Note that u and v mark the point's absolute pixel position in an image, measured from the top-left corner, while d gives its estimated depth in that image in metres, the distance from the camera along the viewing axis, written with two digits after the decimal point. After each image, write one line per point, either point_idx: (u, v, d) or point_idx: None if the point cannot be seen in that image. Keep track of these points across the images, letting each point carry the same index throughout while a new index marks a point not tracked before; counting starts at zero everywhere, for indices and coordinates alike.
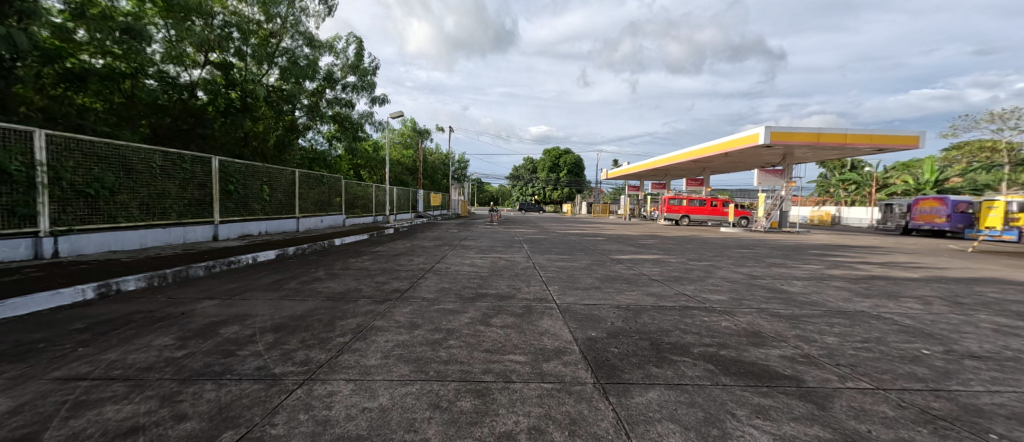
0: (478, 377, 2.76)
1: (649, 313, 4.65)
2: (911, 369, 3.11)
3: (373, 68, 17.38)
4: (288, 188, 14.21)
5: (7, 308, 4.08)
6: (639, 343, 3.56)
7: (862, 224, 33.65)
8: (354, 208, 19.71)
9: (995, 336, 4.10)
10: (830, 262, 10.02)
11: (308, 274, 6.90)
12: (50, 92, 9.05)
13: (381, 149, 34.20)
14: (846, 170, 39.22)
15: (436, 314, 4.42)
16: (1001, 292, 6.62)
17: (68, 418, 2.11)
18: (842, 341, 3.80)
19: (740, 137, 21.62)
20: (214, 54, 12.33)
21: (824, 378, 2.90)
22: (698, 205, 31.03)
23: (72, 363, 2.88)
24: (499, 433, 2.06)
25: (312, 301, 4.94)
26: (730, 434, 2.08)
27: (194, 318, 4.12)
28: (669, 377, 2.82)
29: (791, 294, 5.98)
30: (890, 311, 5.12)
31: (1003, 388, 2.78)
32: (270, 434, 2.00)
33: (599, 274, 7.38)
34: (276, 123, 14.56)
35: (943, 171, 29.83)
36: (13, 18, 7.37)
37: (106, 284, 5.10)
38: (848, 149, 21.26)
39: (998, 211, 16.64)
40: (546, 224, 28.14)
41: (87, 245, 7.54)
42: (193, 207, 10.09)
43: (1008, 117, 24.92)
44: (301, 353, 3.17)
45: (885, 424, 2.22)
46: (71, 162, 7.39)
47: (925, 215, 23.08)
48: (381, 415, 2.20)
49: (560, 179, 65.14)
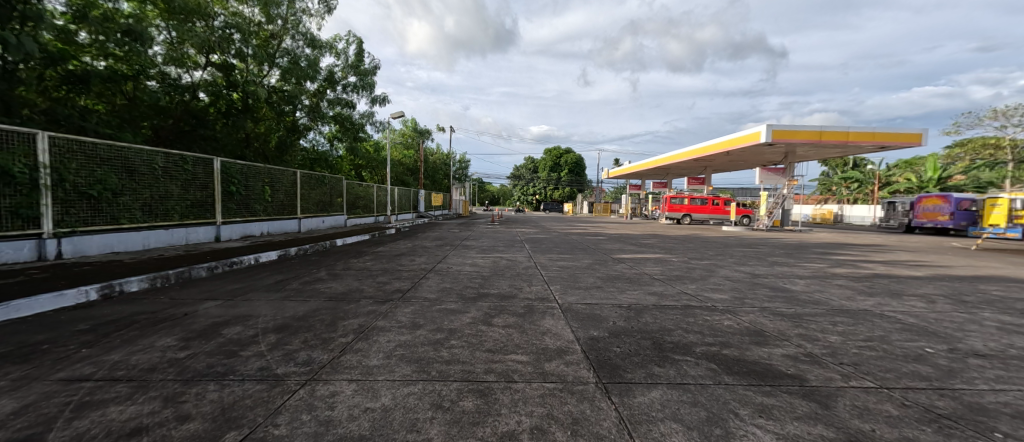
0: (480, 378, 2.76)
1: (651, 312, 4.65)
2: (914, 368, 3.10)
3: (373, 68, 17.40)
4: (290, 189, 14.22)
5: (11, 309, 4.11)
6: (641, 342, 3.56)
7: (864, 222, 33.51)
8: (355, 208, 19.75)
9: (999, 335, 4.08)
10: (831, 260, 9.98)
11: (311, 275, 6.92)
12: (53, 95, 9.15)
13: (382, 150, 34.29)
14: (849, 168, 39.08)
15: (438, 314, 4.42)
16: (1006, 290, 6.59)
17: (73, 419, 2.12)
18: (845, 339, 3.79)
19: (741, 135, 21.59)
20: (215, 56, 12.34)
21: (827, 377, 2.89)
22: (699, 204, 31.00)
23: (77, 364, 2.90)
24: (501, 433, 2.05)
25: (314, 302, 4.94)
26: (733, 433, 2.08)
27: (196, 319, 4.13)
28: (672, 377, 2.81)
29: (794, 293, 5.97)
30: (893, 309, 5.09)
31: (1008, 386, 2.77)
32: (273, 434, 2.00)
33: (600, 274, 7.37)
34: (277, 123, 14.58)
35: (946, 168, 29.70)
36: (16, 22, 7.40)
37: (110, 285, 5.12)
38: (850, 147, 21.19)
39: (1002, 209, 16.53)
40: (546, 223, 28.15)
41: (90, 246, 7.58)
42: (195, 208, 10.12)
43: (1012, 114, 24.78)
44: (303, 353, 3.17)
45: (889, 423, 2.21)
46: (74, 164, 7.43)
47: (929, 212, 22.95)
48: (383, 415, 2.21)
49: (561, 178, 65.11)
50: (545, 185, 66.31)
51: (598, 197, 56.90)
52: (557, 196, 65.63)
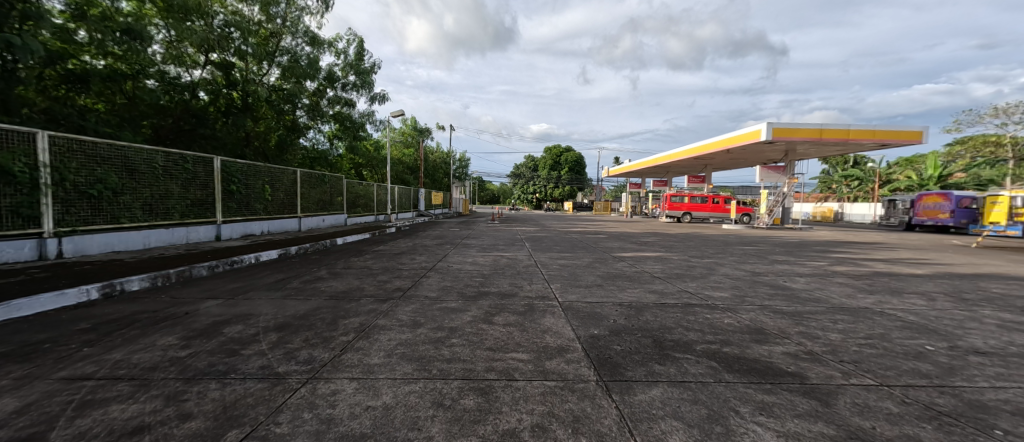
0: (481, 376, 2.76)
1: (651, 310, 4.66)
2: (915, 365, 3.10)
3: (372, 67, 17.38)
4: (290, 188, 14.21)
5: (12, 308, 4.11)
6: (641, 340, 3.57)
7: (863, 221, 33.50)
8: (355, 207, 19.78)
9: (999, 332, 4.08)
10: (832, 259, 9.98)
11: (311, 273, 6.91)
12: (53, 94, 9.19)
13: (382, 148, 34.30)
14: (849, 166, 39.05)
15: (438, 313, 4.43)
16: (1006, 288, 6.59)
17: (75, 418, 2.12)
18: (845, 337, 3.79)
19: (741, 133, 21.58)
20: (214, 54, 12.31)
21: (827, 374, 2.89)
22: (699, 202, 31.00)
23: (79, 363, 2.90)
24: (502, 431, 2.06)
25: (315, 300, 4.94)
26: (733, 431, 2.08)
27: (197, 318, 4.13)
28: (672, 374, 2.81)
29: (794, 291, 5.97)
30: (893, 307, 5.10)
31: (1008, 384, 2.77)
32: (275, 433, 2.01)
33: (600, 272, 7.38)
34: (277, 122, 14.57)
35: (947, 166, 29.65)
36: (17, 22, 7.40)
37: (110, 284, 5.12)
38: (851, 145, 21.13)
39: (1002, 206, 16.46)
40: (546, 222, 28.14)
41: (91, 245, 7.58)
42: (195, 207, 10.12)
43: (1012, 112, 24.70)
44: (305, 352, 3.18)
45: (889, 421, 2.22)
46: (75, 163, 7.43)
47: (929, 210, 22.94)
48: (384, 413, 2.21)
49: (561, 177, 65.12)
50: (546, 184, 66.30)
51: (598, 196, 56.81)
52: (557, 194, 65.66)
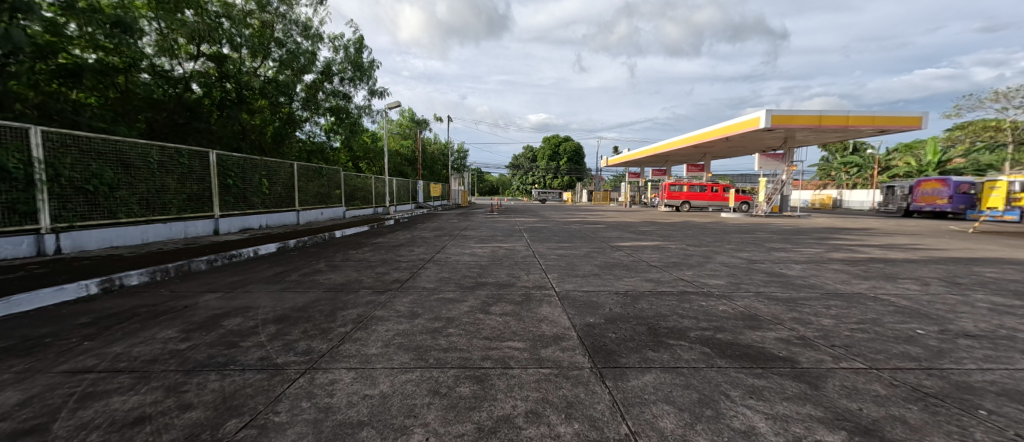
0: (477, 364, 2.80)
1: (647, 298, 4.71)
2: (905, 349, 3.15)
3: (371, 61, 17.32)
4: (288, 181, 14.15)
5: (12, 304, 4.14)
6: (637, 328, 3.61)
7: (863, 208, 33.46)
8: (354, 200, 19.83)
9: (991, 315, 4.13)
10: (828, 245, 10.05)
11: (310, 266, 6.95)
12: (46, 89, 9.01)
13: (380, 139, 34.42)
14: (849, 153, 39.20)
15: (436, 303, 4.47)
16: (1000, 272, 6.67)
17: (77, 409, 2.16)
18: (838, 322, 3.84)
19: (739, 121, 21.50)
20: (207, 47, 12.10)
21: (818, 358, 2.94)
22: (698, 191, 31.07)
23: (79, 356, 2.93)
24: (497, 417, 2.11)
25: (313, 293, 4.99)
26: (724, 414, 2.13)
27: (197, 311, 4.18)
28: (665, 360, 2.86)
29: (789, 278, 6.02)
30: (888, 292, 5.15)
31: (995, 365, 2.82)
32: (273, 421, 2.06)
33: (598, 261, 7.42)
34: (273, 114, 14.45)
35: (946, 151, 29.36)
36: (6, 14, 7.18)
37: (109, 279, 5.16)
38: (851, 132, 21.01)
39: (1000, 191, 16.56)
40: (552, 221, 19.78)
41: (88, 241, 7.60)
42: (192, 202, 10.11)
43: (1013, 96, 24.60)
44: (303, 343, 3.21)
45: (876, 402, 2.26)
46: (68, 158, 7.39)
47: (927, 197, 23.05)
48: (381, 401, 2.25)
49: (560, 167, 65.32)
50: (545, 174, 66.30)
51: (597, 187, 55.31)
52: (557, 185, 65.69)
